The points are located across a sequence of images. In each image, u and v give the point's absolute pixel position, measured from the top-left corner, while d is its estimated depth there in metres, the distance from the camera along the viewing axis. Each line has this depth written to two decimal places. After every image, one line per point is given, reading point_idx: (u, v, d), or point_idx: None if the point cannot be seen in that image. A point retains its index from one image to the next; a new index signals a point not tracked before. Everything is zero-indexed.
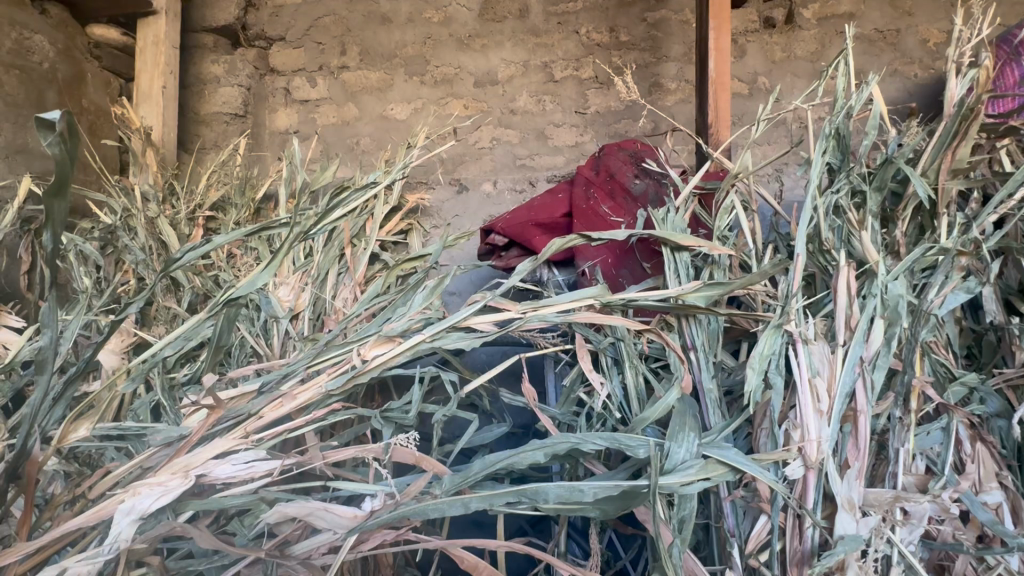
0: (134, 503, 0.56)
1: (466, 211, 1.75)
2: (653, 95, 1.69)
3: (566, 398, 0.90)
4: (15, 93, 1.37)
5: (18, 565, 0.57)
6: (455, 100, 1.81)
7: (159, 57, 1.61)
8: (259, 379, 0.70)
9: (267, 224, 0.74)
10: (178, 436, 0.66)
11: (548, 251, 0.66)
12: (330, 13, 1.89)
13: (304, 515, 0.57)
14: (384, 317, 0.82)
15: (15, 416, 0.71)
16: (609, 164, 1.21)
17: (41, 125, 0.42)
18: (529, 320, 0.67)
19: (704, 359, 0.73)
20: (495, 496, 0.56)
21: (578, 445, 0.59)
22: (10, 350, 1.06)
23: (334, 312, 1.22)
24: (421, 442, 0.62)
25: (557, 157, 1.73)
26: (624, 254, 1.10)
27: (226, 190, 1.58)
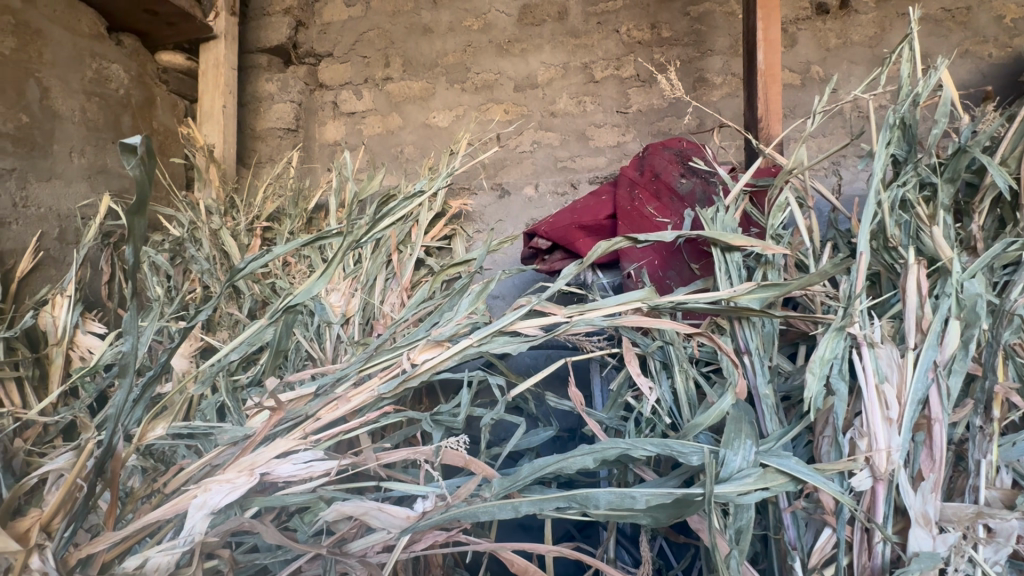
0: (206, 499, 0.59)
1: (509, 215, 1.76)
2: (698, 90, 1.64)
3: (613, 402, 0.87)
4: (96, 117, 1.50)
5: (105, 553, 0.61)
6: (496, 105, 1.82)
7: (218, 79, 1.74)
8: (315, 382, 0.73)
9: (322, 233, 0.78)
10: (243, 435, 0.70)
11: (593, 255, 0.65)
12: (375, 27, 1.96)
13: (360, 515, 0.59)
14: (431, 322, 0.84)
15: (104, 416, 0.78)
16: (653, 164, 1.18)
17: (125, 149, 0.45)
18: (576, 323, 0.66)
19: (759, 363, 0.70)
20: (545, 500, 0.56)
21: (628, 450, 0.58)
22: (94, 354, 1.16)
23: (382, 317, 1.26)
24: (471, 446, 0.63)
25: (598, 157, 1.72)
26: (671, 255, 1.07)
27: (280, 202, 1.66)
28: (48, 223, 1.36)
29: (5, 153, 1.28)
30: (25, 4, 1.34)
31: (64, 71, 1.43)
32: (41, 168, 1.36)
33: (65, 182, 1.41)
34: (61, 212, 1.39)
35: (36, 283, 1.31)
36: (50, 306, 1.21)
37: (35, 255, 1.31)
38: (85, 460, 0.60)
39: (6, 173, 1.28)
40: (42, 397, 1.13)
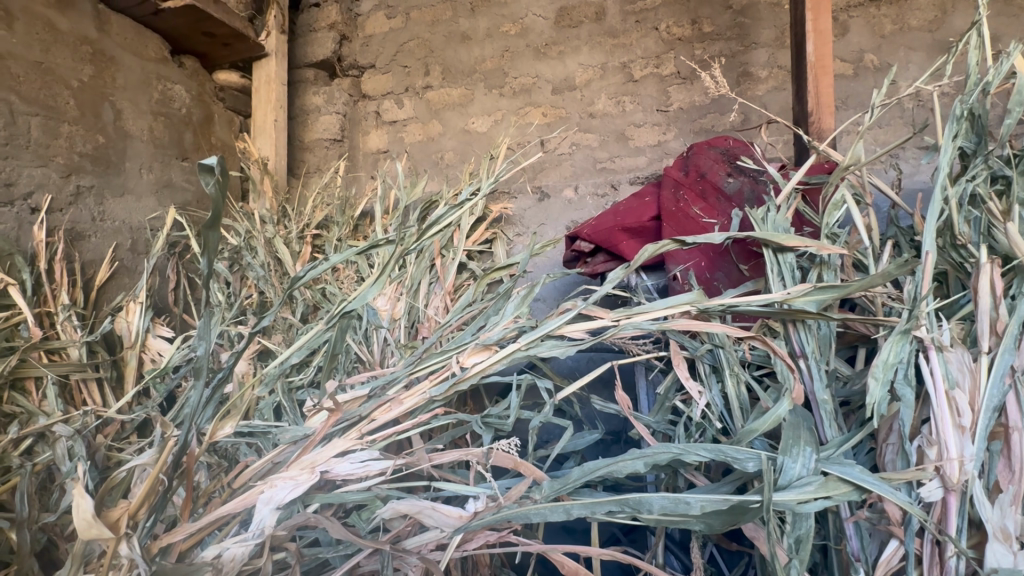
0: (273, 494, 0.64)
1: (549, 218, 1.77)
2: (742, 85, 1.60)
3: (660, 406, 0.87)
4: (161, 136, 1.61)
5: (182, 543, 0.66)
6: (534, 109, 1.83)
7: (270, 94, 1.83)
8: (368, 385, 0.75)
9: (375, 242, 0.81)
10: (302, 434, 0.72)
11: (641, 258, 0.66)
12: (415, 37, 2.01)
13: (415, 513, 0.62)
14: (477, 326, 0.86)
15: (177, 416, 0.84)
16: (698, 164, 1.16)
17: (203, 169, 0.49)
18: (623, 327, 0.66)
19: (816, 367, 0.68)
20: (597, 503, 0.56)
21: (679, 455, 0.58)
22: (164, 356, 1.25)
23: (427, 320, 1.29)
24: (521, 448, 0.64)
25: (639, 157, 1.70)
26: (719, 256, 1.05)
27: (329, 210, 1.73)
28: (122, 235, 1.47)
29: (85, 172, 1.39)
30: (100, 33, 1.46)
31: (133, 93, 1.54)
32: (115, 184, 1.46)
33: (136, 197, 1.51)
34: (133, 225, 1.50)
35: (111, 291, 1.42)
36: (124, 312, 1.31)
37: (111, 265, 1.41)
38: (166, 456, 0.65)
39: (86, 190, 1.39)
40: (119, 396, 1.22)
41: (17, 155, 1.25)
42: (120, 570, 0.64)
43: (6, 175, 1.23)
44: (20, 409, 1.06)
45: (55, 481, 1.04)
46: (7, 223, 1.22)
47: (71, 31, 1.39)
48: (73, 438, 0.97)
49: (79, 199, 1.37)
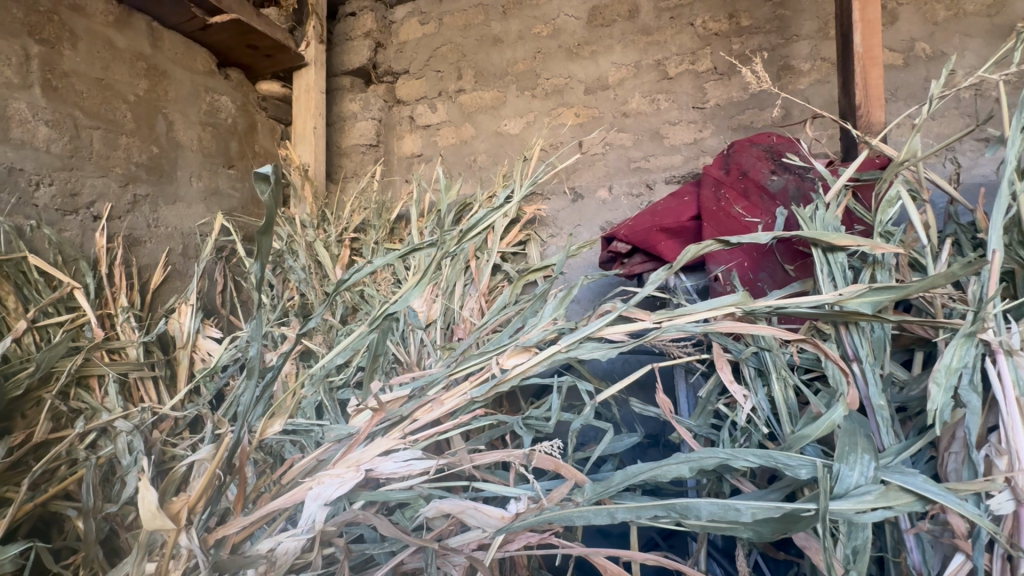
0: (320, 490, 0.66)
1: (583, 219, 1.76)
2: (783, 79, 1.55)
3: (702, 410, 0.86)
4: (209, 145, 1.68)
5: (235, 536, 0.69)
6: (567, 109, 1.82)
7: (310, 102, 1.88)
8: (410, 385, 0.77)
9: (414, 247, 0.84)
10: (347, 433, 0.73)
11: (682, 259, 0.66)
12: (447, 41, 2.03)
13: (458, 512, 0.63)
14: (515, 328, 0.87)
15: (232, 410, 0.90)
16: (740, 162, 1.13)
17: (259, 177, 0.52)
18: (666, 329, 0.65)
19: (871, 372, 0.65)
20: (642, 508, 0.55)
21: (727, 461, 0.56)
22: (213, 356, 1.30)
23: (462, 322, 1.31)
24: (563, 450, 0.64)
25: (674, 156, 1.67)
26: (763, 256, 1.02)
27: (366, 214, 1.77)
28: (174, 241, 1.54)
29: (140, 181, 1.47)
30: (154, 49, 1.54)
31: (184, 106, 1.61)
32: (168, 192, 1.54)
33: (187, 204, 1.59)
34: (184, 231, 1.57)
35: (165, 294, 1.49)
36: (177, 314, 1.37)
37: (164, 269, 1.49)
38: (222, 453, 0.68)
39: (142, 199, 1.47)
40: (172, 394, 1.28)
41: (81, 166, 1.33)
42: (179, 560, 0.67)
43: (71, 186, 1.31)
44: (85, 405, 1.13)
45: (115, 473, 1.10)
46: (72, 230, 1.30)
47: (128, 48, 1.47)
48: (132, 433, 1.03)
49: (135, 207, 1.45)
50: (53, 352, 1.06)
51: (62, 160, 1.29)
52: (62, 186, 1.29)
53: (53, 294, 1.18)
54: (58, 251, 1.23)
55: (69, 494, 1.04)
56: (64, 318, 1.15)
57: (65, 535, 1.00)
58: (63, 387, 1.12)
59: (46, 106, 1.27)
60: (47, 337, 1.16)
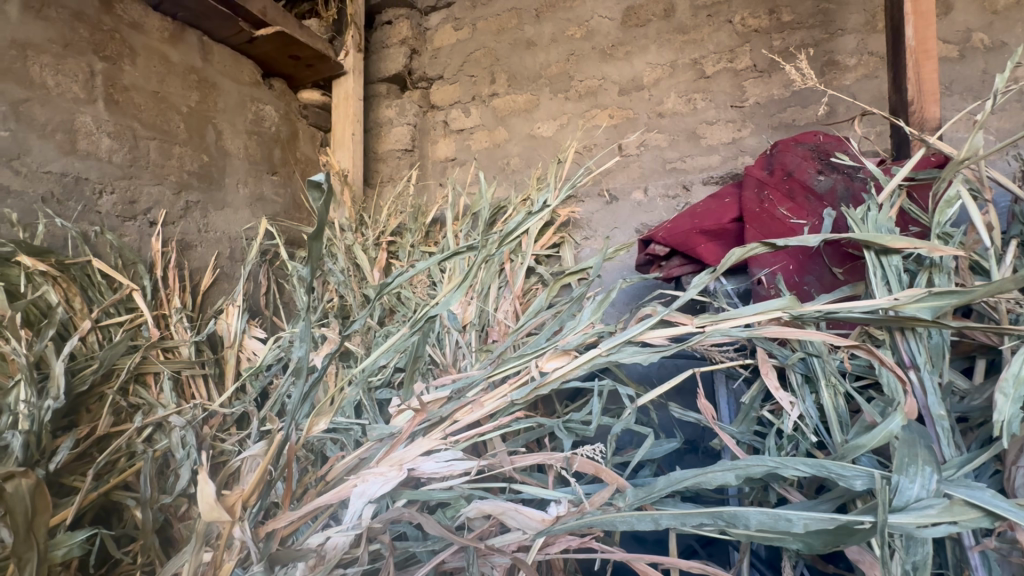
0: (366, 488, 0.68)
1: (618, 221, 1.74)
2: (827, 74, 1.50)
3: (745, 416, 0.84)
4: (255, 153, 1.75)
5: (284, 529, 0.71)
6: (601, 111, 1.81)
7: (348, 110, 1.94)
8: (450, 387, 0.78)
9: (456, 251, 0.86)
10: (389, 433, 0.74)
11: (726, 262, 0.66)
12: (481, 46, 2.05)
13: (499, 514, 0.64)
14: (553, 331, 0.87)
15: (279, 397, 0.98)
16: (784, 162, 1.10)
17: (311, 185, 0.56)
18: (709, 334, 0.64)
19: (930, 380, 0.63)
20: (687, 515, 0.55)
21: (776, 469, 0.55)
22: (258, 356, 1.35)
23: (497, 325, 1.31)
24: (604, 455, 0.65)
25: (711, 156, 1.64)
26: (809, 259, 0.99)
27: (402, 218, 1.80)
28: (222, 245, 1.61)
29: (192, 188, 1.54)
30: (205, 63, 1.61)
31: (231, 116, 1.69)
32: (217, 199, 1.61)
33: (234, 210, 1.66)
34: (231, 235, 1.64)
35: (213, 296, 1.55)
36: (224, 315, 1.43)
37: (213, 272, 1.56)
38: (273, 449, 0.71)
39: (193, 205, 1.54)
40: (221, 391, 1.34)
41: (139, 175, 1.41)
42: (232, 552, 0.70)
43: (131, 194, 1.39)
44: (142, 400, 1.19)
45: (169, 466, 1.16)
46: (131, 235, 1.38)
47: (181, 62, 1.54)
48: (185, 429, 1.08)
49: (187, 213, 1.52)
50: (115, 351, 1.12)
51: (122, 169, 1.37)
52: (122, 194, 1.37)
53: (114, 295, 1.25)
54: (119, 256, 1.31)
55: (128, 485, 1.10)
56: (124, 319, 1.22)
57: (124, 524, 1.06)
58: (123, 384, 1.19)
59: (108, 118, 1.35)
60: (109, 336, 1.23)
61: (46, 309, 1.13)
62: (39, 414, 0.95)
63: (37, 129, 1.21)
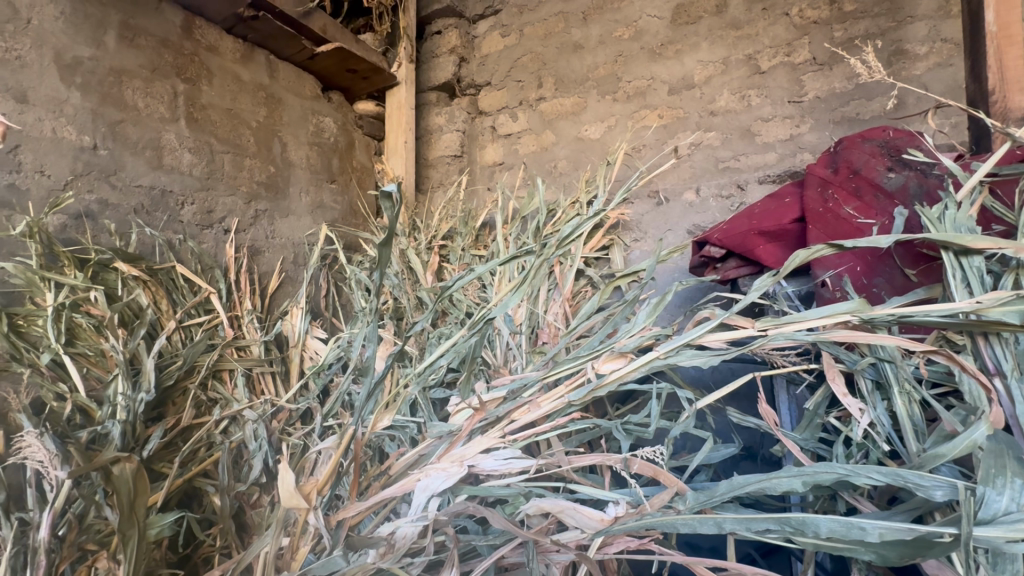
0: (429, 482, 0.71)
1: (669, 222, 1.71)
2: (894, 65, 1.43)
3: (809, 422, 0.81)
4: (316, 163, 1.85)
5: (351, 519, 0.75)
6: (650, 111, 1.79)
7: (401, 119, 2.01)
8: (507, 387, 0.81)
9: (514, 255, 0.89)
10: (449, 431, 0.77)
11: (790, 265, 0.65)
12: (529, 51, 2.08)
13: (557, 511, 0.65)
14: (607, 333, 0.87)
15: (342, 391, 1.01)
16: (850, 160, 1.06)
17: (383, 196, 0.61)
18: (773, 337, 0.63)
19: (1018, 388, 0.59)
20: (753, 519, 0.54)
21: (847, 477, 0.54)
22: (319, 356, 1.42)
23: (547, 327, 1.33)
24: (662, 458, 0.66)
25: (767, 154, 1.59)
26: (878, 260, 0.94)
27: (453, 223, 1.85)
28: (287, 251, 1.71)
29: (261, 198, 1.65)
30: (271, 80, 1.72)
31: (295, 129, 1.79)
32: (282, 207, 1.71)
33: (297, 217, 1.75)
34: (295, 241, 1.74)
35: (278, 298, 1.65)
36: (289, 316, 1.52)
37: (279, 276, 1.65)
38: (345, 443, 0.76)
39: (261, 213, 1.64)
40: (286, 388, 1.42)
41: (215, 187, 1.52)
42: (307, 538, 0.75)
43: (208, 204, 1.50)
44: (219, 395, 1.28)
45: (243, 458, 1.24)
46: (208, 242, 1.49)
47: (251, 80, 1.66)
48: (258, 422, 1.16)
49: (257, 221, 1.63)
50: (196, 349, 1.22)
51: (201, 181, 1.49)
52: (201, 205, 1.48)
53: (194, 298, 1.36)
54: (198, 261, 1.42)
55: (207, 473, 1.19)
56: (203, 320, 1.33)
57: (204, 509, 1.15)
58: (203, 379, 1.29)
59: (189, 135, 1.47)
60: (190, 336, 1.33)
61: (138, 311, 1.24)
62: (133, 405, 1.04)
63: (130, 147, 1.33)
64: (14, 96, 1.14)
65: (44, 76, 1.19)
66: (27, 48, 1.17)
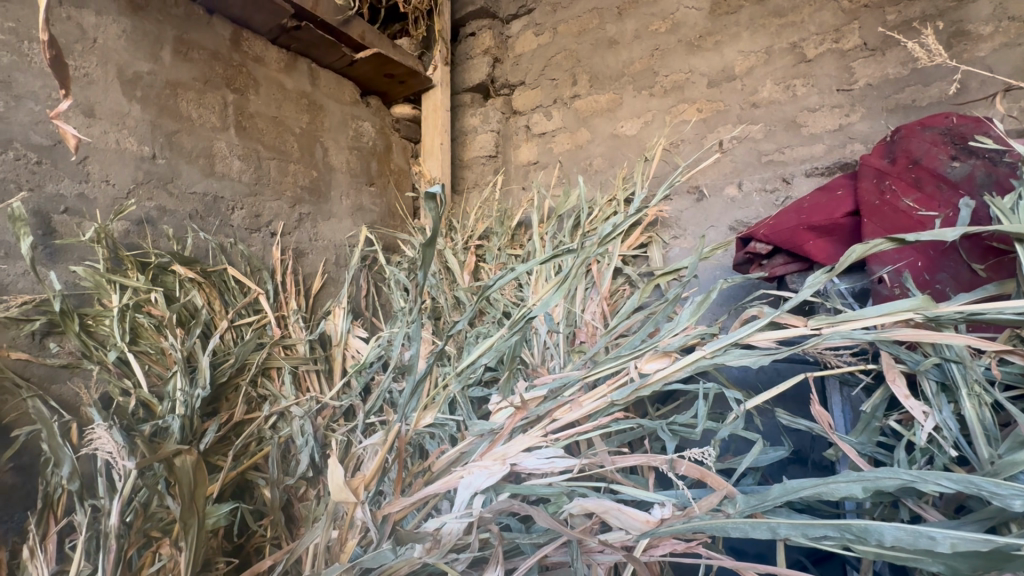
0: (472, 480, 0.71)
1: (710, 219, 1.67)
2: (954, 47, 1.35)
3: (865, 425, 0.78)
4: (356, 166, 1.90)
5: (396, 514, 0.76)
6: (689, 105, 1.75)
7: (437, 121, 2.04)
8: (548, 386, 0.81)
9: (555, 253, 0.88)
10: (491, 429, 0.78)
11: (846, 260, 0.62)
12: (563, 49, 2.07)
13: (601, 512, 0.65)
14: (649, 331, 0.86)
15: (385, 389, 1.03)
16: (909, 149, 1.01)
17: (427, 196, 0.62)
18: (828, 336, 0.61)
19: None
20: (810, 525, 0.52)
21: (912, 483, 0.51)
22: (361, 355, 1.46)
23: (584, 326, 1.31)
24: (710, 460, 0.64)
25: (814, 145, 1.53)
26: (941, 255, 0.89)
27: (488, 222, 1.86)
28: (329, 252, 1.76)
29: (304, 202, 1.70)
30: (313, 87, 1.78)
31: (336, 134, 1.84)
32: (324, 211, 1.77)
33: (338, 220, 1.81)
34: (337, 243, 1.79)
35: (322, 299, 1.70)
36: (332, 316, 1.56)
37: (322, 277, 1.71)
38: (390, 440, 0.77)
39: (304, 217, 1.70)
40: (330, 385, 1.46)
41: (263, 192, 1.59)
42: (355, 532, 0.77)
43: (256, 209, 1.56)
44: (268, 392, 1.34)
45: (291, 452, 1.28)
46: (256, 245, 1.55)
47: (295, 88, 1.72)
48: (304, 418, 1.20)
49: (301, 224, 1.69)
50: (247, 347, 1.27)
51: (249, 187, 1.55)
52: (249, 210, 1.55)
53: (244, 298, 1.42)
54: (248, 263, 1.48)
55: (258, 467, 1.24)
56: (253, 319, 1.39)
57: (255, 501, 1.19)
58: (253, 376, 1.34)
59: (238, 143, 1.53)
60: (241, 335, 1.39)
61: (194, 311, 1.31)
62: (191, 400, 1.10)
63: (185, 156, 1.40)
64: (82, 111, 1.22)
65: (108, 92, 1.27)
66: (93, 65, 1.25)
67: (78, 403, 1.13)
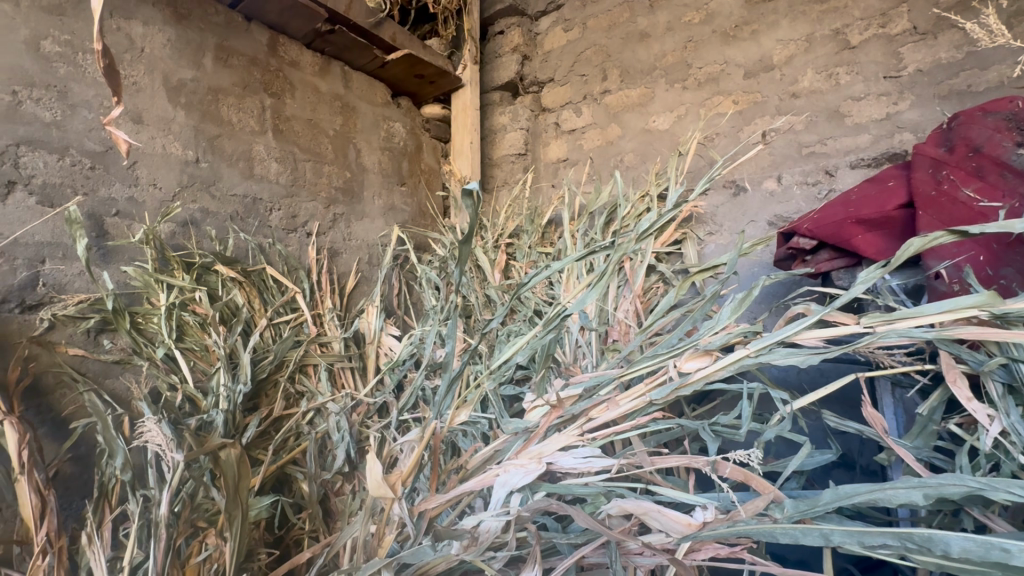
0: (508, 478, 0.72)
1: (747, 214, 1.62)
2: (1014, 27, 1.26)
3: (922, 429, 0.73)
4: (387, 167, 1.92)
5: (432, 510, 0.77)
6: (724, 98, 1.70)
7: (467, 120, 2.05)
8: (584, 384, 0.79)
9: (590, 250, 0.87)
10: (526, 428, 0.78)
11: (903, 254, 0.59)
12: (592, 44, 2.04)
13: (641, 513, 0.63)
14: (688, 329, 0.83)
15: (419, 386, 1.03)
16: (969, 136, 0.95)
17: (464, 193, 0.62)
18: (884, 335, 0.58)
19: None
20: (867, 533, 0.49)
21: (980, 491, 0.48)
22: (393, 353, 1.47)
23: (617, 324, 1.29)
24: (755, 462, 0.62)
25: (860, 136, 1.46)
26: (1006, 248, 0.84)
27: (519, 220, 1.86)
28: (362, 251, 1.79)
29: (338, 202, 1.74)
30: (346, 89, 1.81)
31: (368, 135, 1.87)
32: (357, 211, 1.80)
33: (371, 219, 1.84)
34: (370, 243, 1.82)
35: (355, 297, 1.73)
36: (366, 314, 1.59)
37: (355, 276, 1.74)
38: (427, 437, 0.78)
39: (338, 217, 1.73)
40: (364, 382, 1.49)
41: (299, 193, 1.63)
42: (393, 527, 0.78)
43: (292, 210, 1.60)
44: (305, 388, 1.37)
45: (327, 448, 1.31)
46: (293, 245, 1.59)
47: (329, 91, 1.75)
48: (340, 414, 1.23)
49: (335, 224, 1.72)
50: (285, 345, 1.31)
51: (286, 189, 1.59)
52: (286, 210, 1.59)
53: (282, 297, 1.46)
54: (285, 263, 1.52)
55: (296, 461, 1.27)
56: (290, 317, 1.42)
57: (294, 494, 1.23)
58: (291, 373, 1.38)
59: (276, 146, 1.57)
60: (279, 333, 1.43)
61: (234, 309, 1.35)
62: (233, 396, 1.14)
63: (226, 159, 1.45)
64: (131, 117, 1.28)
65: (155, 99, 1.32)
66: (141, 74, 1.30)
67: (129, 397, 1.19)
